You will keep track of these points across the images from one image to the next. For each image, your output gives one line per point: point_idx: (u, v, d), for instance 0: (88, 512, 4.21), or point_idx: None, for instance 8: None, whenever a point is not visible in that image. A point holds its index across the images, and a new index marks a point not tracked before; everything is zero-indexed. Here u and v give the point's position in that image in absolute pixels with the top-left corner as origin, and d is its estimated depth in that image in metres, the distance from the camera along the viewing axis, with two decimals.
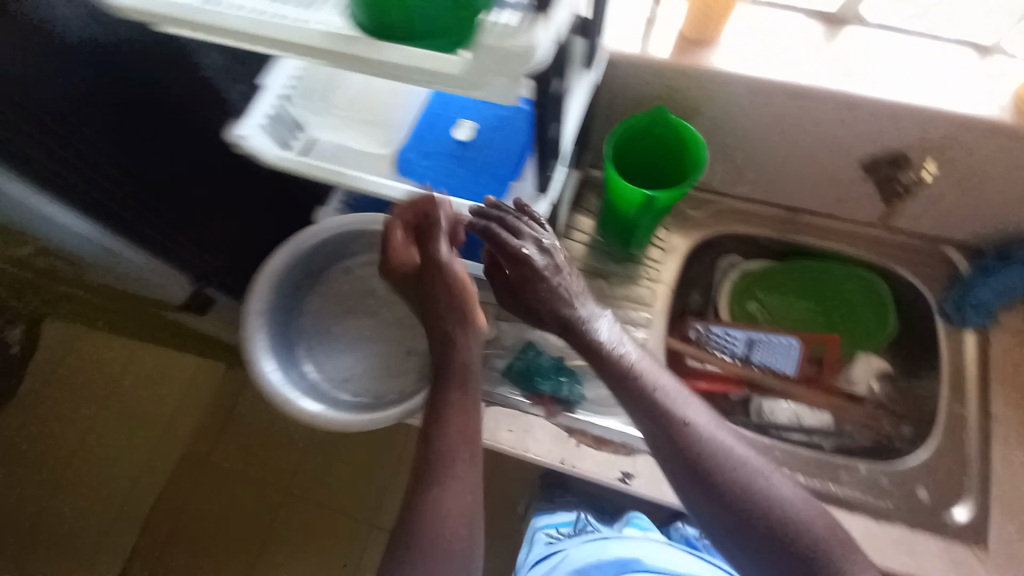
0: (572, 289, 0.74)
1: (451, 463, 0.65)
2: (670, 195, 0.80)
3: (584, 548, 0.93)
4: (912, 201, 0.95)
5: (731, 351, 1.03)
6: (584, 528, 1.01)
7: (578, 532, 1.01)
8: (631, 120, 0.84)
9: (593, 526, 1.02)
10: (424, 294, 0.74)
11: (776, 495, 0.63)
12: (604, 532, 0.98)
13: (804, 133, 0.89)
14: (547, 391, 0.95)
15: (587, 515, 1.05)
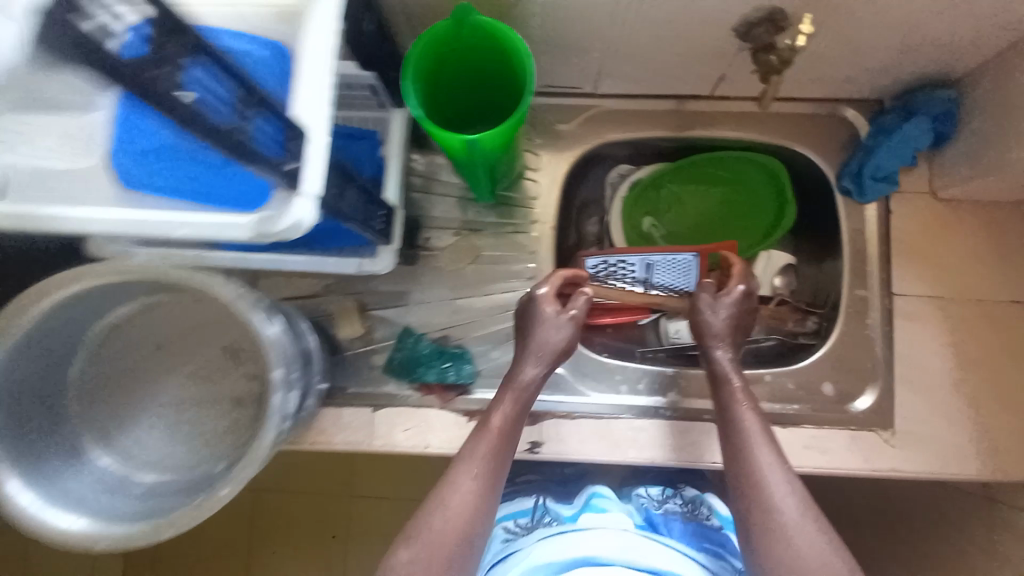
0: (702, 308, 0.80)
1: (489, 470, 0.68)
2: (499, 134, 0.63)
3: (543, 547, 0.70)
4: (801, 64, 0.79)
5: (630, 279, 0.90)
6: (543, 520, 0.80)
7: (537, 525, 0.80)
8: (426, 38, 0.61)
9: (553, 515, 0.80)
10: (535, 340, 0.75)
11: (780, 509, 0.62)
12: (562, 523, 0.76)
13: (660, 6, 0.68)
14: (433, 381, 0.83)
15: (546, 500, 0.84)
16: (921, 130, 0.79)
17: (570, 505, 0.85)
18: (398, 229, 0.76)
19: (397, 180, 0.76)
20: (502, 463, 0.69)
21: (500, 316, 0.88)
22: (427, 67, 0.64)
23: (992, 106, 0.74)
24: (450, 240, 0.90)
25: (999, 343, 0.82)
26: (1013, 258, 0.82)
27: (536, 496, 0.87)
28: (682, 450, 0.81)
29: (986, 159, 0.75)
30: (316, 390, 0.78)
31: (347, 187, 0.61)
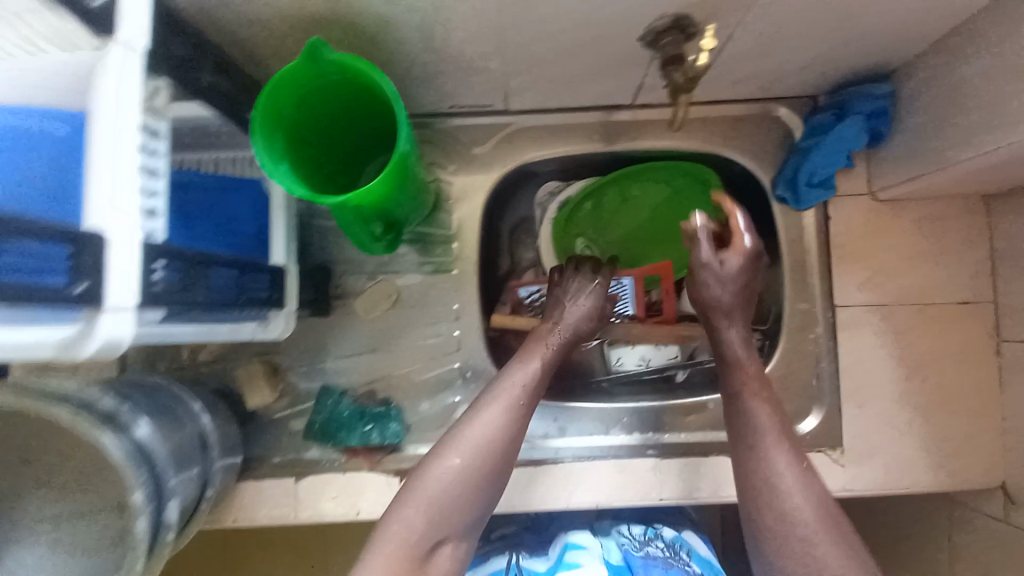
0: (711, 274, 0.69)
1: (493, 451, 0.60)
2: (375, 187, 0.56)
3: None
4: (723, 70, 0.71)
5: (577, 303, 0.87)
6: None
7: None
8: (274, 83, 0.51)
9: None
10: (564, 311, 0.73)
11: (784, 474, 0.59)
12: None
13: (547, 24, 0.59)
14: (358, 445, 0.77)
15: (519, 558, 0.78)
16: (854, 132, 0.73)
17: (545, 558, 0.79)
18: (290, 285, 0.69)
19: (284, 245, 0.68)
20: (519, 429, 0.63)
21: (427, 364, 0.81)
22: (286, 113, 0.55)
23: (927, 104, 0.68)
24: (365, 285, 0.81)
25: (952, 349, 0.77)
26: (962, 258, 0.77)
27: (510, 554, 0.81)
28: (631, 490, 0.78)
29: (923, 161, 0.69)
30: (224, 467, 0.73)
31: (206, 267, 0.54)
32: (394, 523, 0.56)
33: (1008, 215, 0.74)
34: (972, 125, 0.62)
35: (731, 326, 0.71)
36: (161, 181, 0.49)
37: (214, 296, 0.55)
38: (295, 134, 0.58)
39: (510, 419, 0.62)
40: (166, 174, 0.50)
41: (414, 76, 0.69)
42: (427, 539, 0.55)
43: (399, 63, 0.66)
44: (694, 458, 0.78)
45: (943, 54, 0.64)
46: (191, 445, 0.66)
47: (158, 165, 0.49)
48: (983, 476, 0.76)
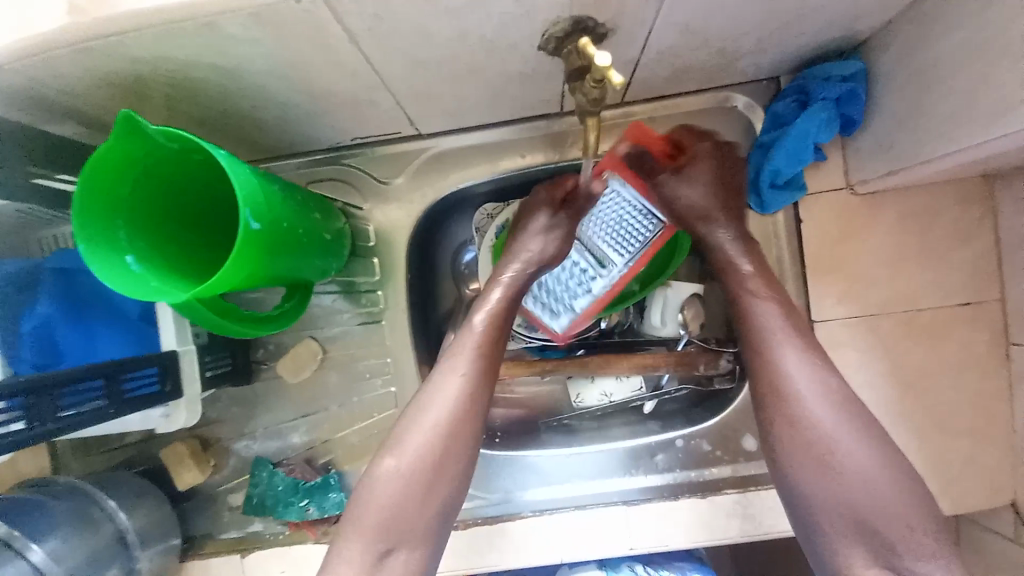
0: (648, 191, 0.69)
1: (463, 399, 0.57)
2: (219, 288, 0.46)
3: None
4: (652, 68, 0.60)
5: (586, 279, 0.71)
6: None
7: None
8: (91, 170, 0.44)
9: None
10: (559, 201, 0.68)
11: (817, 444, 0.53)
12: None
13: (423, 47, 0.49)
14: (296, 520, 0.72)
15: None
16: (818, 123, 0.62)
17: None
18: (188, 369, 0.64)
19: (174, 322, 0.63)
20: (492, 362, 0.60)
21: (365, 424, 0.76)
22: (122, 196, 0.48)
23: (904, 84, 0.56)
24: (289, 344, 0.76)
25: (952, 360, 0.66)
26: (960, 253, 0.65)
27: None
28: (600, 544, 0.70)
29: (902, 153, 0.58)
30: (161, 549, 0.70)
31: (60, 391, 0.49)
32: (376, 475, 0.55)
33: (1014, 199, 0.62)
34: (955, 109, 0.50)
35: (724, 223, 0.65)
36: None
37: (73, 420, 0.50)
38: (150, 213, 0.51)
39: (483, 369, 0.59)
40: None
41: (297, 117, 0.61)
42: (411, 487, 0.54)
43: (271, 107, 0.58)
44: (665, 502, 0.71)
45: (919, 23, 0.53)
46: (106, 549, 0.63)
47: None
48: (996, 498, 0.66)
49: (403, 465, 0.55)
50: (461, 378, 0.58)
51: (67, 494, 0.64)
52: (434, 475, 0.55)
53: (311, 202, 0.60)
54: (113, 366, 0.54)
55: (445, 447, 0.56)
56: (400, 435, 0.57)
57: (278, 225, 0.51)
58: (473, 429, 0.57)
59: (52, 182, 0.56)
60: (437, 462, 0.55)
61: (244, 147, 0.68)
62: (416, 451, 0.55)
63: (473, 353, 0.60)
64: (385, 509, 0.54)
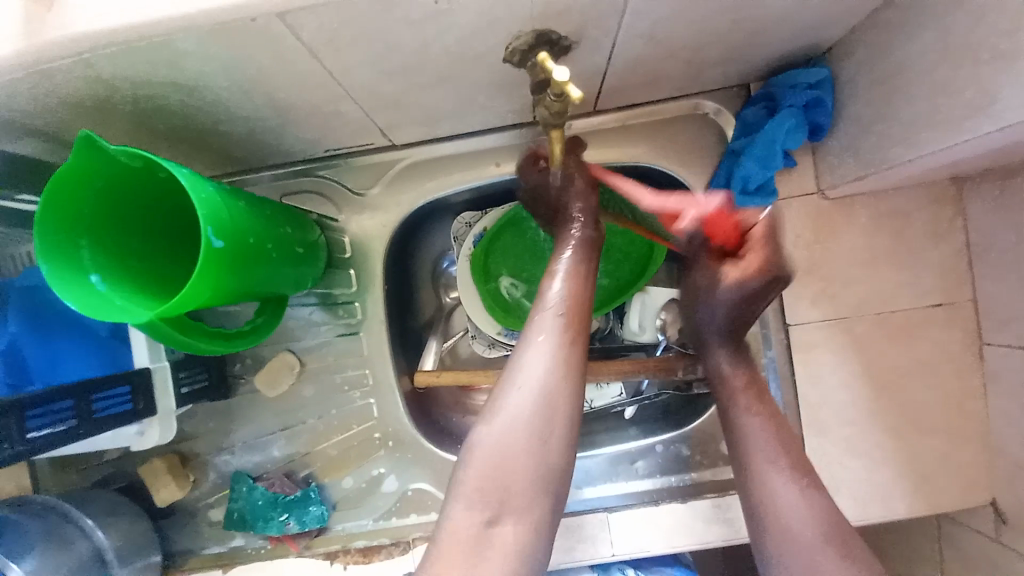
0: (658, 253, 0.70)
1: (562, 374, 0.53)
2: (182, 307, 0.46)
3: None
4: (619, 76, 0.60)
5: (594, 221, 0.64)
6: None
7: None
8: (48, 192, 0.44)
9: None
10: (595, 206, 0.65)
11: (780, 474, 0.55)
12: None
13: (387, 59, 0.49)
14: (276, 534, 0.72)
15: None
16: (788, 128, 0.62)
17: None
18: (162, 386, 0.64)
19: (145, 342, 0.62)
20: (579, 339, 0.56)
21: (343, 436, 0.76)
22: (83, 215, 0.48)
23: (868, 88, 0.57)
24: (266, 357, 0.75)
25: (926, 361, 0.66)
26: (930, 255, 0.66)
27: None
28: (582, 552, 0.70)
29: (869, 157, 0.58)
30: (139, 567, 0.70)
31: (28, 411, 0.49)
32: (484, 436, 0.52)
33: (981, 200, 0.62)
34: (917, 112, 0.51)
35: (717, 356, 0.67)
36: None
37: (43, 439, 0.50)
38: (115, 232, 0.51)
39: (571, 328, 0.55)
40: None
41: (266, 131, 0.61)
42: (520, 449, 0.51)
43: (239, 120, 0.58)
44: (645, 508, 0.71)
45: (880, 29, 0.53)
46: (84, 568, 0.63)
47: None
48: (975, 499, 0.66)
49: (510, 429, 0.51)
50: (553, 347, 0.54)
51: (43, 513, 0.63)
52: (538, 432, 0.51)
53: (281, 216, 0.60)
54: (83, 385, 0.54)
55: (548, 409, 0.52)
56: (496, 402, 0.53)
57: (244, 241, 0.51)
58: (575, 388, 0.53)
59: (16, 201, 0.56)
60: (540, 443, 0.51)
61: (215, 161, 0.68)
62: (519, 414, 0.52)
63: (558, 321, 0.56)
64: (490, 471, 0.50)
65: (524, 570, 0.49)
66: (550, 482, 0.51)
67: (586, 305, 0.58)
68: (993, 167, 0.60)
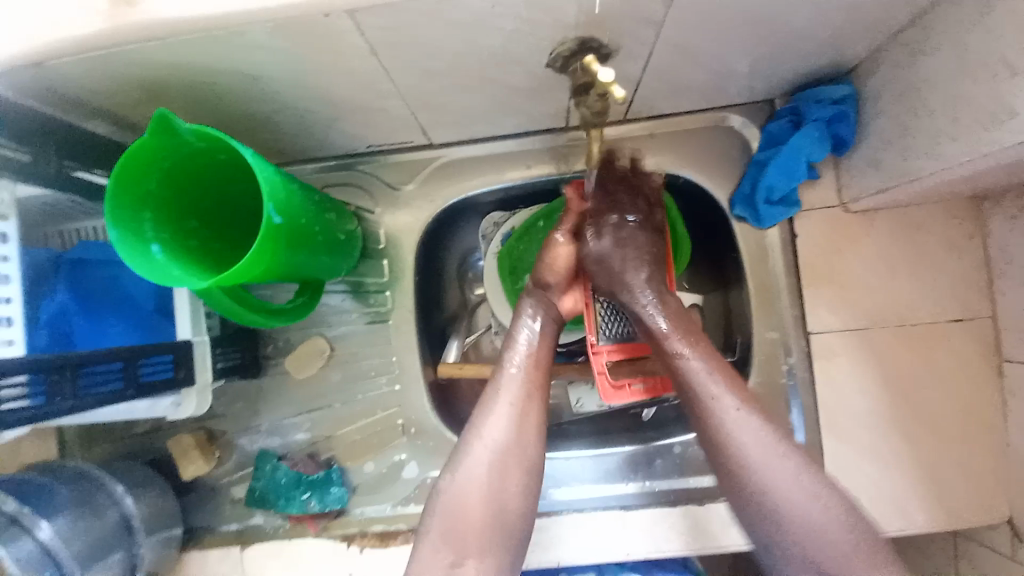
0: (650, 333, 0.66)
1: (515, 443, 0.58)
2: (238, 277, 0.49)
3: None
4: (652, 85, 0.63)
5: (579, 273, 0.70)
6: None
7: None
8: (124, 165, 0.48)
9: None
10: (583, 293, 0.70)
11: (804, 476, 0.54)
12: None
13: (439, 57, 0.52)
14: (297, 513, 0.73)
15: None
16: (811, 141, 0.65)
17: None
18: (201, 361, 0.67)
19: (189, 315, 0.66)
20: (533, 412, 0.60)
21: (367, 421, 0.77)
22: (151, 190, 0.51)
23: (891, 104, 0.59)
24: (297, 340, 0.78)
25: (944, 374, 0.67)
26: (950, 270, 0.68)
27: None
28: (596, 549, 0.71)
29: (892, 171, 0.60)
30: (162, 539, 0.71)
31: (81, 371, 0.52)
32: (444, 492, 0.56)
33: (1001, 217, 0.64)
34: (938, 126, 0.53)
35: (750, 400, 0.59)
36: (13, 285, 0.53)
37: (92, 399, 0.53)
38: (178, 209, 0.55)
39: (532, 390, 0.61)
40: (17, 277, 0.54)
41: (315, 122, 0.65)
42: (477, 501, 0.55)
43: (290, 111, 0.61)
44: (660, 507, 0.72)
45: (904, 49, 0.56)
46: (110, 535, 0.64)
47: (7, 269, 0.53)
48: (991, 513, 0.66)
49: (473, 485, 0.55)
50: (512, 408, 0.59)
51: (73, 478, 0.66)
52: (498, 485, 0.56)
53: (327, 203, 0.63)
54: (131, 351, 0.57)
55: (508, 465, 0.57)
56: (463, 453, 0.57)
57: (296, 222, 0.54)
58: (532, 444, 0.58)
59: (89, 176, 0.61)
60: (496, 497, 0.55)
61: (263, 149, 0.72)
62: (484, 466, 0.56)
63: (519, 386, 0.60)
64: (451, 519, 0.54)
65: None
66: (505, 520, 0.55)
67: (546, 365, 0.64)
68: (1014, 184, 0.61)
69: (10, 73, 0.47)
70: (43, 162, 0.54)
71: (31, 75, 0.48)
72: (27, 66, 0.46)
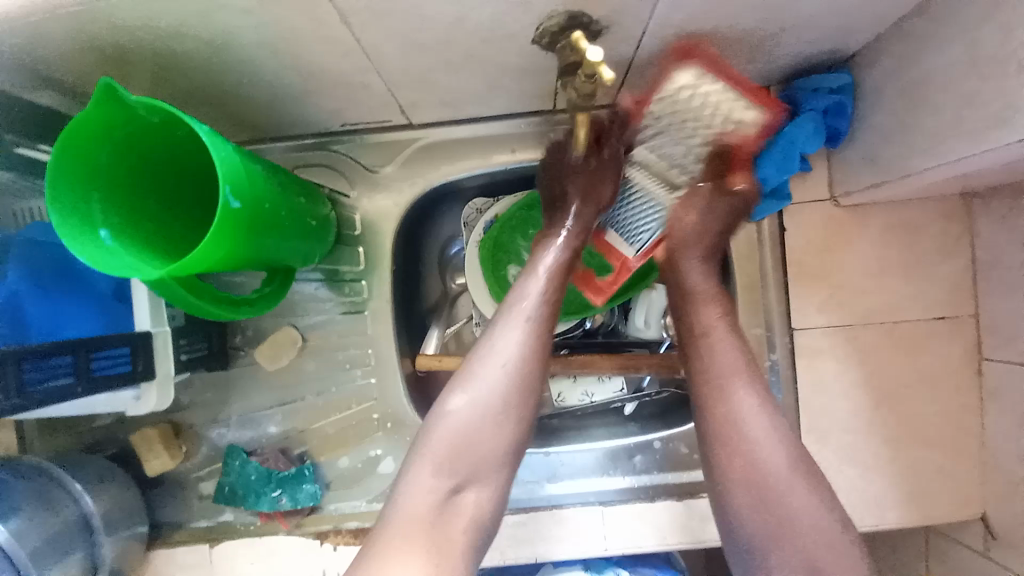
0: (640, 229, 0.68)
1: (528, 369, 0.54)
2: (194, 265, 0.45)
3: None
4: (647, 68, 0.60)
5: (678, 164, 0.63)
6: None
7: None
8: (67, 136, 0.43)
9: None
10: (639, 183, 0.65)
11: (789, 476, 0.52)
12: None
13: (420, 32, 0.49)
14: (268, 510, 0.71)
15: None
16: (809, 132, 0.62)
17: None
18: (163, 351, 0.63)
19: (149, 302, 0.61)
20: (549, 339, 0.56)
21: (342, 415, 0.75)
22: (97, 167, 0.47)
23: (889, 97, 0.58)
24: (269, 330, 0.75)
25: (926, 374, 0.67)
26: (938, 268, 0.67)
27: None
28: (574, 544, 0.70)
29: (888, 166, 0.59)
30: (126, 536, 0.68)
31: (25, 364, 0.48)
32: (445, 413, 0.52)
33: (990, 218, 0.63)
34: (939, 121, 0.52)
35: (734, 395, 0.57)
36: None
37: (39, 394, 0.49)
38: (129, 189, 0.50)
39: (540, 323, 0.56)
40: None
41: (286, 99, 0.60)
42: (482, 430, 0.52)
43: (259, 86, 0.57)
44: (641, 503, 0.71)
45: (906, 40, 0.54)
46: (69, 533, 0.61)
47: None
48: (966, 511, 0.67)
49: (482, 405, 0.52)
50: (528, 324, 0.56)
51: (31, 474, 0.62)
52: (509, 414, 0.53)
53: (296, 186, 0.59)
54: (82, 342, 0.53)
55: (514, 398, 0.53)
56: (473, 372, 0.54)
57: (259, 206, 0.50)
58: (535, 381, 0.54)
59: (34, 152, 0.58)
60: (502, 420, 0.52)
61: (233, 127, 0.67)
62: (491, 395, 0.53)
63: (541, 300, 0.57)
64: (457, 450, 0.51)
65: (476, 545, 0.51)
66: (507, 466, 0.53)
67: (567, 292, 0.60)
68: (1007, 183, 0.60)
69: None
70: None
71: None
72: None
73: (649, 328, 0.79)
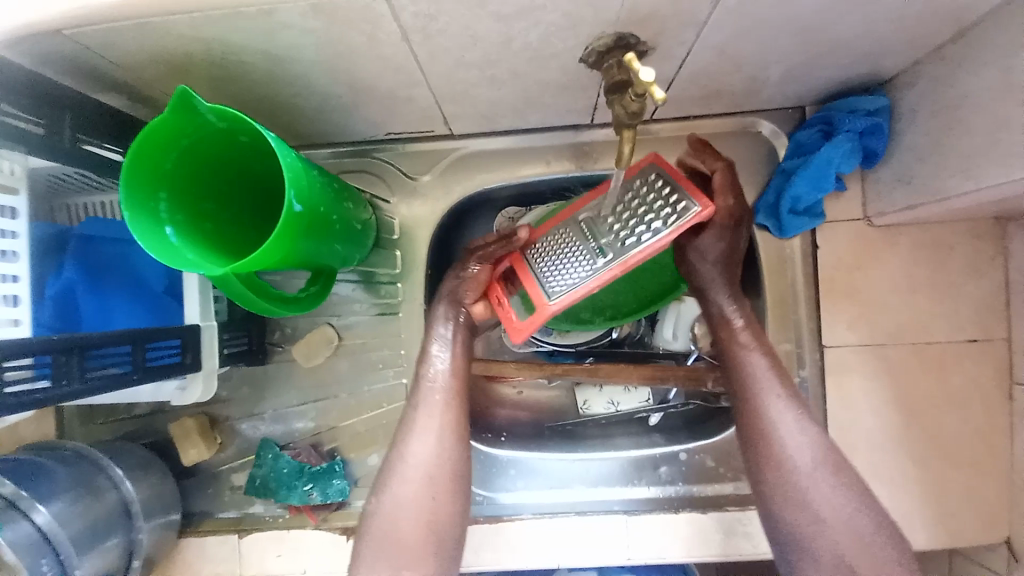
0: (538, 254, 0.63)
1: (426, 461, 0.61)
2: (254, 264, 0.47)
3: None
4: (686, 87, 0.62)
5: (621, 228, 0.59)
6: None
7: None
8: (141, 139, 0.46)
9: None
10: (581, 251, 0.60)
11: None
12: None
13: (471, 48, 0.51)
14: (297, 504, 0.72)
15: None
16: (843, 152, 0.63)
17: None
18: (208, 345, 0.65)
19: (198, 298, 0.63)
20: (460, 432, 0.63)
21: (372, 414, 0.76)
22: (166, 169, 0.49)
23: (927, 121, 0.58)
24: (305, 329, 0.77)
25: (954, 395, 0.67)
26: (970, 290, 0.67)
27: None
28: (596, 551, 0.71)
29: (921, 188, 0.60)
30: (160, 524, 0.70)
31: (88, 352, 0.50)
32: (376, 518, 0.59)
33: None
34: (976, 146, 0.52)
35: None
36: (20, 263, 0.52)
37: (98, 382, 0.51)
38: (192, 188, 0.53)
39: (454, 402, 0.63)
40: (26, 255, 0.53)
41: (333, 107, 0.63)
42: (410, 519, 0.58)
43: (310, 94, 0.59)
44: (664, 513, 0.72)
45: (945, 66, 0.55)
46: (110, 517, 0.63)
47: (16, 247, 0.52)
48: (990, 534, 0.66)
49: (402, 503, 0.59)
50: (432, 424, 0.62)
51: (73, 459, 0.64)
52: (427, 500, 0.59)
53: (345, 192, 0.61)
54: (138, 334, 0.55)
55: (441, 482, 0.60)
56: (389, 475, 0.61)
57: (316, 209, 0.52)
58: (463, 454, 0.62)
59: (100, 150, 0.58)
60: (423, 504, 0.59)
61: (282, 132, 0.70)
62: (415, 478, 0.60)
63: (440, 396, 0.63)
64: (391, 532, 0.58)
65: None
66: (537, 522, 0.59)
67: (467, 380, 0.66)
68: None
69: (16, 39, 0.44)
70: (55, 134, 0.52)
71: (53, 42, 0.46)
72: (39, 33, 0.44)
73: (678, 338, 0.80)
